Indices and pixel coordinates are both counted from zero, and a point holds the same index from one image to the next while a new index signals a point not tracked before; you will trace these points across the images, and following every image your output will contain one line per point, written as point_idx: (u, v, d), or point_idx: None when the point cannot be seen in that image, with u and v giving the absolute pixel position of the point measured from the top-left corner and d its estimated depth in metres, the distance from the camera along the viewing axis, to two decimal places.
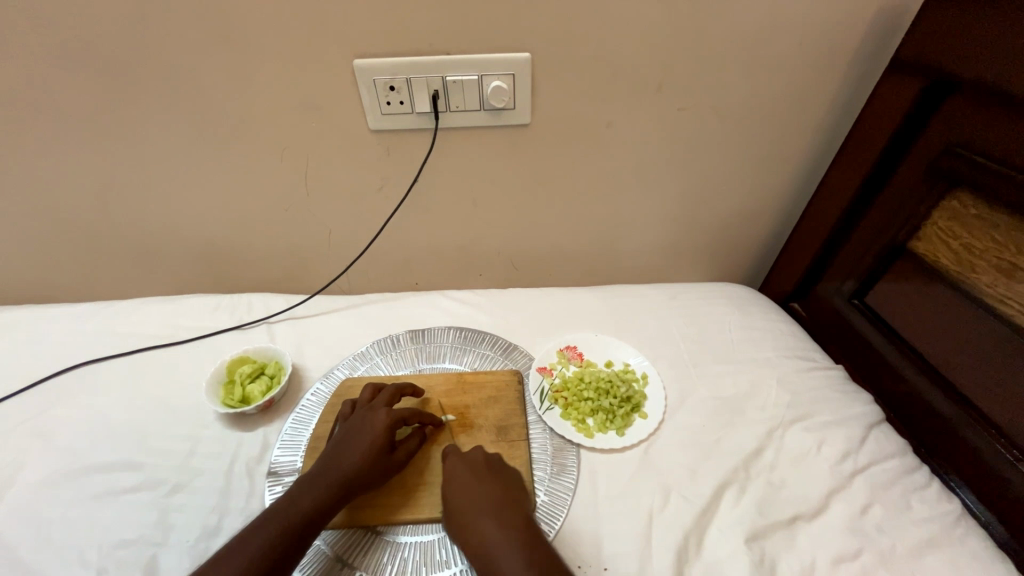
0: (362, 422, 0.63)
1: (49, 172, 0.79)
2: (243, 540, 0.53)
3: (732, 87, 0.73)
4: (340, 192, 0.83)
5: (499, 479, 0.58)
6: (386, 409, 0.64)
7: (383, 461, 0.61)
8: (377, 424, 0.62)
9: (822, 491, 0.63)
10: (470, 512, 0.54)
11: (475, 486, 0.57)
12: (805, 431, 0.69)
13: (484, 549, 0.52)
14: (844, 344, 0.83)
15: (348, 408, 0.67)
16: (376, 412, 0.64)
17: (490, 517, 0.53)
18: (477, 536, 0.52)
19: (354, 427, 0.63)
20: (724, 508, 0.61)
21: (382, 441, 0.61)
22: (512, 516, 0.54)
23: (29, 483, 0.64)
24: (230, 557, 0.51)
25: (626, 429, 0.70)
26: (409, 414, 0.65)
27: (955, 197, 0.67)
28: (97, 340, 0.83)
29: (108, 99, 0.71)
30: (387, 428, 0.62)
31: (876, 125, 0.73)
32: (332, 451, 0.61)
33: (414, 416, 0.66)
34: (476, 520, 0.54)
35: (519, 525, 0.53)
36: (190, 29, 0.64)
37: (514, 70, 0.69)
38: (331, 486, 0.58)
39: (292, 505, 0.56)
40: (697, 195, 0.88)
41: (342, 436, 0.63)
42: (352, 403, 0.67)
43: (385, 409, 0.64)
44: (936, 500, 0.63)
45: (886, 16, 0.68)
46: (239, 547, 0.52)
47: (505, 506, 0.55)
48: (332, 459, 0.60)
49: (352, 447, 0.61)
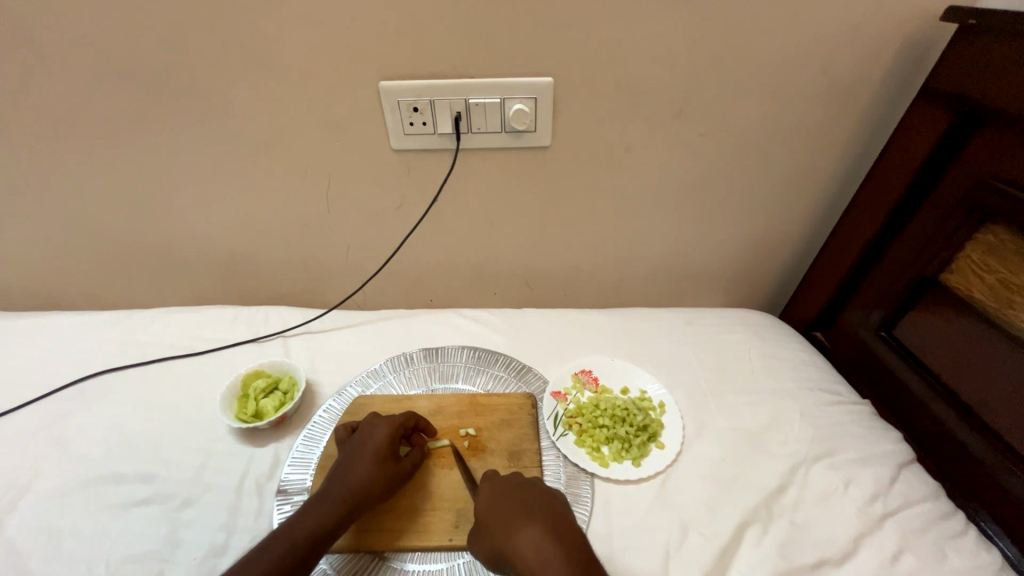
0: (364, 438, 0.64)
1: (82, 182, 0.81)
2: (250, 560, 0.52)
3: (755, 114, 0.73)
4: (360, 209, 0.84)
5: (544, 495, 0.56)
6: (387, 422, 0.65)
7: (389, 473, 0.61)
8: (378, 435, 0.63)
9: (849, 535, 0.60)
10: (519, 523, 0.52)
11: (521, 501, 0.55)
12: (830, 469, 0.66)
13: (538, 561, 0.48)
14: (871, 379, 0.80)
15: (343, 432, 0.66)
16: (377, 423, 0.65)
17: (538, 527, 0.51)
18: (528, 548, 0.49)
19: (356, 442, 0.64)
20: (744, 550, 0.59)
21: (387, 453, 0.62)
22: (564, 527, 0.52)
23: (44, 491, 0.65)
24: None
25: (643, 460, 0.68)
26: (407, 421, 0.66)
27: (990, 230, 0.65)
28: (117, 348, 0.84)
29: (144, 115, 0.73)
30: (388, 437, 0.63)
31: (904, 154, 0.71)
32: (338, 467, 0.61)
33: (410, 422, 0.67)
34: (525, 531, 0.51)
35: (573, 536, 0.51)
36: (226, 51, 0.67)
37: (536, 93, 0.70)
38: (338, 503, 0.57)
39: (299, 522, 0.55)
40: (717, 220, 0.87)
41: (345, 453, 0.63)
42: (349, 428, 0.67)
43: (385, 422, 0.65)
44: (973, 550, 0.59)
45: (914, 45, 0.67)
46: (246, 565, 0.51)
47: (555, 517, 0.53)
48: (338, 476, 0.60)
49: (356, 462, 0.61)
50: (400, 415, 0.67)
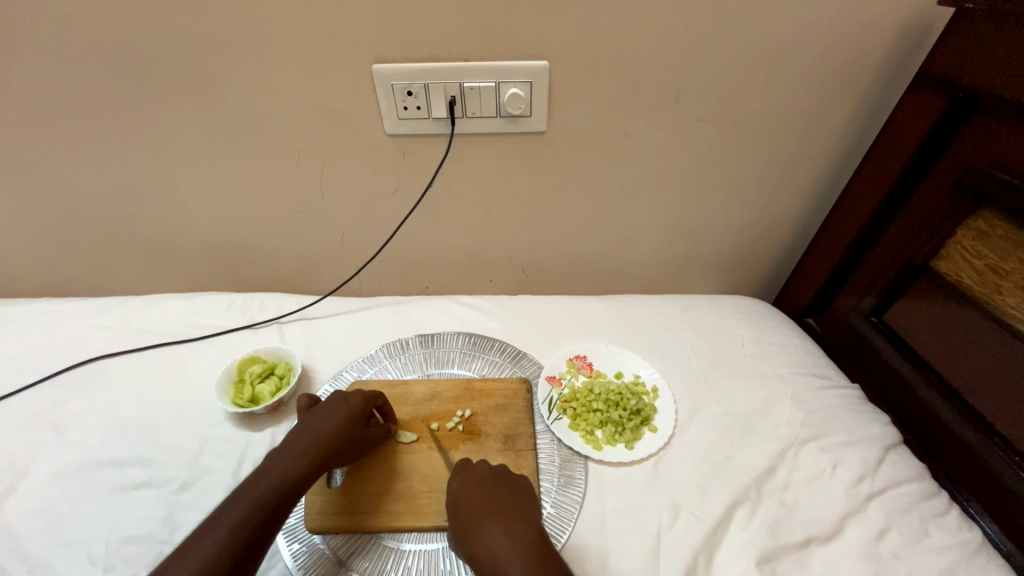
0: (331, 403, 0.63)
1: (72, 167, 0.80)
2: (222, 512, 0.52)
3: (750, 99, 0.73)
4: (354, 195, 0.84)
5: (508, 490, 0.58)
6: (359, 390, 0.65)
7: (357, 434, 0.62)
8: (352, 400, 0.64)
9: (836, 514, 0.61)
10: (482, 524, 0.54)
11: (487, 497, 0.57)
12: (819, 451, 0.67)
13: (494, 562, 0.51)
14: (861, 363, 0.81)
15: (304, 401, 0.65)
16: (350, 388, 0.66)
17: (500, 528, 0.53)
18: (486, 551, 0.52)
19: (325, 407, 0.63)
20: (734, 529, 0.60)
21: (356, 420, 0.62)
22: (524, 526, 0.53)
23: (42, 475, 0.65)
24: (207, 534, 0.51)
25: (636, 443, 0.69)
26: (379, 393, 0.67)
27: (981, 217, 0.65)
28: (112, 335, 0.84)
29: (132, 99, 0.72)
30: (360, 406, 0.64)
31: (899, 139, 0.71)
32: (299, 431, 0.60)
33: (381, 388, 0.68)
34: (486, 532, 0.53)
35: (528, 536, 0.52)
36: (214, 32, 0.65)
37: (532, 77, 0.69)
38: (303, 459, 0.58)
39: (263, 476, 0.56)
40: (711, 207, 0.87)
41: (308, 419, 0.62)
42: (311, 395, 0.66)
43: (358, 390, 0.65)
44: (956, 528, 0.61)
45: (912, 29, 0.66)
46: (218, 519, 0.52)
47: (514, 516, 0.54)
48: (304, 433, 0.60)
49: (321, 428, 0.60)
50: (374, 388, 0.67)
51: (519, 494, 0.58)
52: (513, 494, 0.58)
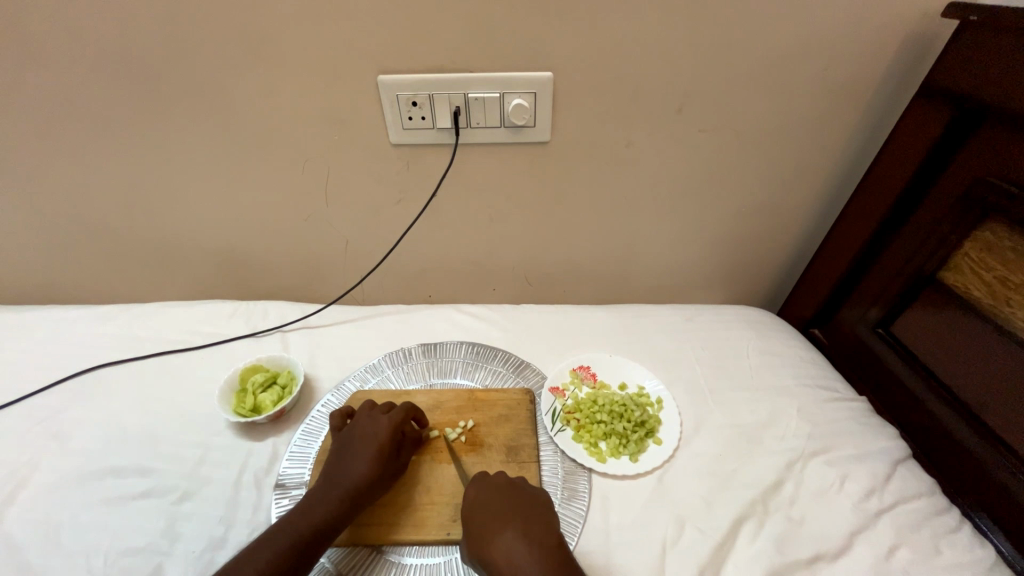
0: (363, 429, 0.64)
1: (79, 175, 0.81)
2: (254, 549, 0.53)
3: (753, 110, 0.73)
4: (358, 204, 0.84)
5: (522, 496, 0.58)
6: (387, 415, 0.65)
7: (391, 466, 0.62)
8: (381, 425, 0.64)
9: (845, 530, 0.60)
10: (498, 529, 0.54)
11: (502, 503, 0.57)
12: (827, 465, 0.67)
13: (511, 568, 0.50)
14: (868, 375, 0.81)
15: (338, 421, 0.67)
16: (379, 414, 0.66)
17: (517, 533, 0.53)
18: (503, 556, 0.51)
19: (359, 434, 0.64)
20: (741, 543, 0.59)
21: (387, 445, 0.62)
22: (543, 532, 0.53)
23: (43, 484, 0.65)
24: (240, 569, 0.51)
25: (640, 456, 0.68)
26: (407, 416, 0.66)
27: (988, 228, 0.65)
28: (115, 343, 0.84)
29: (140, 108, 0.73)
30: (390, 431, 0.63)
31: (904, 151, 0.71)
32: (337, 461, 0.62)
33: (411, 417, 0.67)
34: (503, 537, 0.53)
35: (548, 542, 0.52)
36: (222, 43, 0.66)
37: (536, 88, 0.70)
38: (343, 496, 0.59)
39: (304, 515, 0.57)
40: (715, 216, 0.87)
41: (345, 447, 0.63)
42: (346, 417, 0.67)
43: (386, 415, 0.65)
44: (968, 546, 0.60)
45: (916, 41, 0.66)
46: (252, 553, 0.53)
47: (532, 520, 0.55)
48: (340, 467, 0.61)
49: (357, 458, 0.61)
50: (400, 409, 0.67)
51: (539, 502, 0.58)
52: (530, 501, 0.58)
